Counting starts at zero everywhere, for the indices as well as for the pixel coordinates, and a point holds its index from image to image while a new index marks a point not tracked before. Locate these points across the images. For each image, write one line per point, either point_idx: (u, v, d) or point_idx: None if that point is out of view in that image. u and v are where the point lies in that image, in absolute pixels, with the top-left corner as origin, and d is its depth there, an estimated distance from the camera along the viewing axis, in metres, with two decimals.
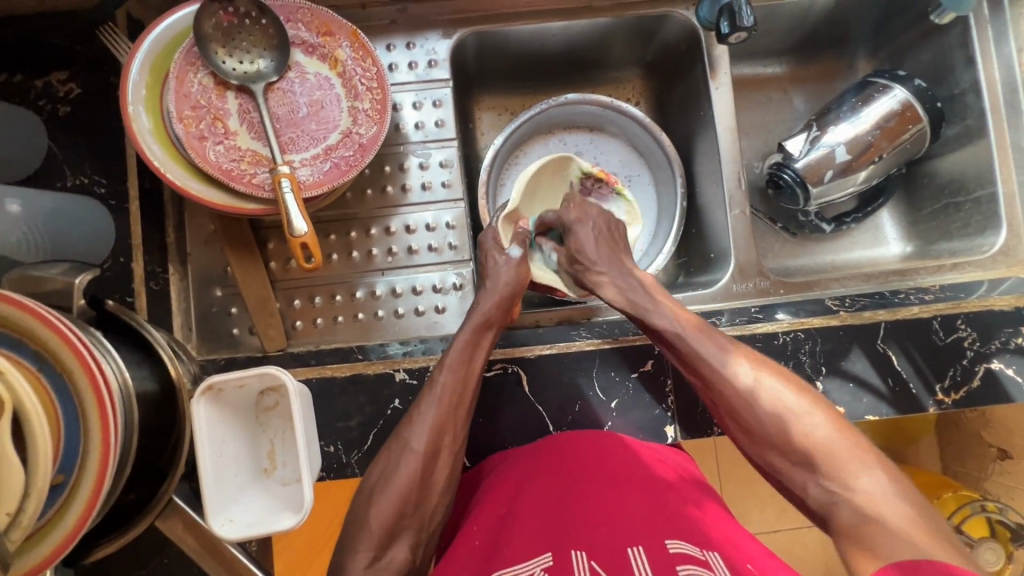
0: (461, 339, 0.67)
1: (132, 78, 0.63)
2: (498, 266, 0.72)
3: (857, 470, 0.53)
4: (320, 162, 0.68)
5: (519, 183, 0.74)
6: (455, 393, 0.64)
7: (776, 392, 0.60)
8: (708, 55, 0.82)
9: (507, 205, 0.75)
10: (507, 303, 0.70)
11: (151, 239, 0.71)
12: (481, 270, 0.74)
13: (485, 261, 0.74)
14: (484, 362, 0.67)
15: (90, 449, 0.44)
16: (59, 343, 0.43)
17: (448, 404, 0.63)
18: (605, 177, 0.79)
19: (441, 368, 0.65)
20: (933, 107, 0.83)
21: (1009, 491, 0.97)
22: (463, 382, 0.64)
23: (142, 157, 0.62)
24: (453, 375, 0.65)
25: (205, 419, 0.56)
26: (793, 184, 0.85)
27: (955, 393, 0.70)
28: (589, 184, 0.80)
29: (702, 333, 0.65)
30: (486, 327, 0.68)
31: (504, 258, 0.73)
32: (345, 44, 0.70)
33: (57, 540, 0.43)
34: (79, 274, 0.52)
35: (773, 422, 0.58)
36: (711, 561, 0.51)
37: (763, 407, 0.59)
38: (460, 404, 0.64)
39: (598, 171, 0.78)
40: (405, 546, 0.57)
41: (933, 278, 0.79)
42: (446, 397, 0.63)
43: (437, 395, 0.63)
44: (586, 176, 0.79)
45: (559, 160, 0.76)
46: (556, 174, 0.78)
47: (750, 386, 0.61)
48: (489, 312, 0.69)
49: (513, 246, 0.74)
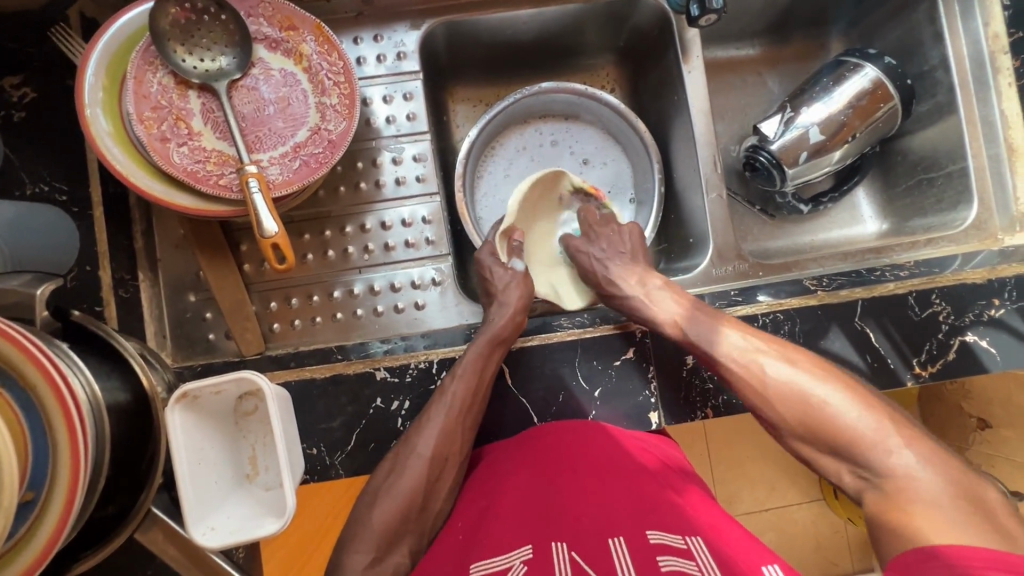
0: (472, 352, 0.67)
1: (88, 80, 0.61)
2: (504, 280, 0.73)
3: (905, 468, 0.55)
4: (289, 160, 0.66)
5: (514, 199, 0.77)
6: (465, 401, 0.65)
7: (820, 395, 0.61)
8: (680, 39, 0.81)
9: (503, 222, 0.78)
10: (518, 317, 0.70)
11: (118, 246, 0.69)
12: (487, 287, 0.74)
13: (486, 276, 0.74)
14: (495, 373, 0.67)
15: (58, 463, 0.42)
16: (21, 358, 0.42)
17: (457, 411, 0.64)
18: (595, 191, 0.83)
19: (453, 377, 0.66)
20: (904, 84, 0.83)
21: (989, 459, 0.97)
22: (472, 391, 0.65)
23: (102, 161, 0.60)
24: (465, 385, 0.65)
25: (180, 427, 0.55)
26: (769, 166, 0.85)
27: (932, 366, 0.71)
28: (576, 199, 0.84)
29: (742, 345, 0.66)
30: (497, 344, 0.68)
31: (510, 273, 0.74)
32: (309, 38, 0.69)
33: (28, 559, 0.42)
34: (40, 285, 0.50)
35: (819, 425, 0.60)
36: (692, 550, 0.51)
37: (806, 417, 0.61)
38: (468, 413, 0.65)
39: (588, 186, 0.82)
40: (404, 552, 0.59)
41: (908, 254, 0.80)
42: (457, 403, 0.64)
43: (448, 403, 0.64)
44: (576, 190, 0.83)
45: (553, 173, 0.79)
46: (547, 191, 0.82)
47: (794, 391, 0.62)
48: (501, 326, 0.69)
49: (514, 261, 0.76)
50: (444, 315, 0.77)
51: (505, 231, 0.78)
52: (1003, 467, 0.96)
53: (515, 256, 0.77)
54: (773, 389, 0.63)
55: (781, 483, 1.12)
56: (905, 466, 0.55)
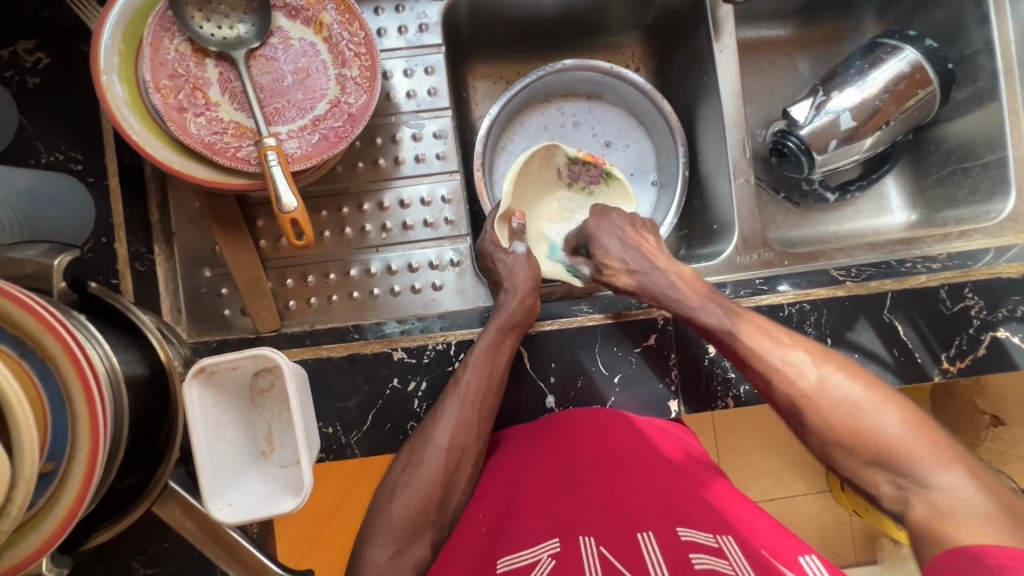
0: (483, 341, 0.66)
1: (103, 46, 0.59)
2: (510, 267, 0.71)
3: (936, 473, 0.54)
4: (307, 134, 0.65)
5: (509, 180, 0.72)
6: (480, 390, 0.64)
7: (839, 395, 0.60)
8: (712, 16, 0.77)
9: (499, 205, 0.74)
10: (528, 301, 0.68)
11: (134, 218, 0.69)
12: (493, 276, 0.72)
13: (493, 265, 0.72)
14: (509, 363, 0.66)
15: (77, 434, 0.41)
16: (38, 326, 0.41)
17: (473, 401, 0.63)
18: (592, 159, 0.77)
19: (465, 366, 0.65)
20: (944, 68, 0.80)
21: (1001, 456, 0.95)
22: (485, 380, 0.64)
23: (118, 130, 0.58)
24: (479, 374, 0.64)
25: (199, 404, 0.54)
26: (798, 152, 0.82)
27: (960, 362, 0.70)
28: (576, 169, 0.79)
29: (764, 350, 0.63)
30: (508, 330, 0.67)
31: (512, 257, 0.72)
32: (330, 7, 0.66)
33: (48, 532, 0.41)
34: (58, 256, 0.48)
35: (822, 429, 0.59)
36: (724, 548, 0.49)
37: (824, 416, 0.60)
38: (482, 404, 0.64)
39: (583, 154, 0.76)
40: (425, 544, 0.59)
41: (940, 246, 0.78)
42: (471, 394, 0.63)
43: (462, 393, 0.63)
44: (573, 161, 0.77)
45: (545, 149, 0.74)
46: (543, 164, 0.77)
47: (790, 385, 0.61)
48: (513, 314, 0.67)
49: (515, 245, 0.73)
50: (461, 297, 0.77)
51: (502, 216, 0.75)
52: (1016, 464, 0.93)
53: (518, 240, 0.74)
54: (815, 399, 0.60)
55: (790, 475, 1.11)
56: (941, 478, 0.54)
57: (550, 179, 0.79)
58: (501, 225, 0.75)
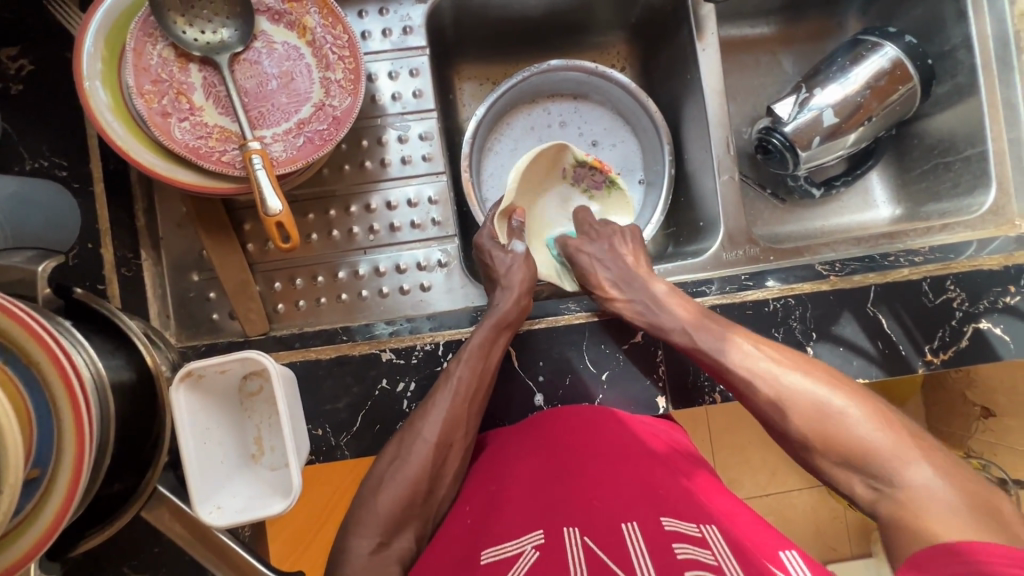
0: (478, 336, 0.66)
1: (86, 52, 0.59)
2: (505, 264, 0.72)
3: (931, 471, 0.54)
4: (292, 137, 0.65)
5: (513, 178, 0.74)
6: (471, 386, 0.64)
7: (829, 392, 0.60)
8: (695, 15, 0.78)
9: (501, 201, 0.76)
10: (522, 301, 0.69)
11: (120, 224, 0.69)
12: (489, 272, 0.73)
13: (488, 261, 0.73)
14: (501, 359, 0.67)
15: (63, 439, 0.41)
16: (21, 332, 0.40)
17: (464, 397, 0.64)
18: (599, 165, 0.80)
19: (458, 362, 0.65)
20: (924, 64, 0.81)
21: (992, 448, 0.96)
22: (477, 377, 0.65)
23: (102, 136, 0.58)
24: (470, 370, 0.65)
25: (185, 409, 0.54)
26: (782, 149, 0.83)
27: (944, 353, 0.71)
28: (581, 172, 0.81)
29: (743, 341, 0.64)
30: (502, 328, 0.67)
31: (511, 256, 0.73)
32: (313, 10, 0.66)
33: (35, 537, 0.41)
34: (42, 261, 0.49)
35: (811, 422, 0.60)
36: (707, 538, 0.50)
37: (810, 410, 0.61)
38: (473, 401, 0.64)
39: (592, 159, 0.79)
40: (409, 537, 0.60)
41: (923, 240, 0.78)
42: (463, 389, 0.64)
43: (454, 388, 0.64)
44: (580, 164, 0.80)
45: (554, 149, 0.76)
46: (550, 165, 0.79)
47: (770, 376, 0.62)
48: (506, 312, 0.68)
49: (516, 242, 0.74)
50: (450, 297, 0.77)
51: (504, 212, 0.77)
52: (1005, 455, 0.95)
53: (516, 237, 0.76)
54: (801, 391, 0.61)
55: (783, 470, 1.12)
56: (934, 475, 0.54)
57: (552, 180, 0.81)
58: (502, 222, 0.77)
